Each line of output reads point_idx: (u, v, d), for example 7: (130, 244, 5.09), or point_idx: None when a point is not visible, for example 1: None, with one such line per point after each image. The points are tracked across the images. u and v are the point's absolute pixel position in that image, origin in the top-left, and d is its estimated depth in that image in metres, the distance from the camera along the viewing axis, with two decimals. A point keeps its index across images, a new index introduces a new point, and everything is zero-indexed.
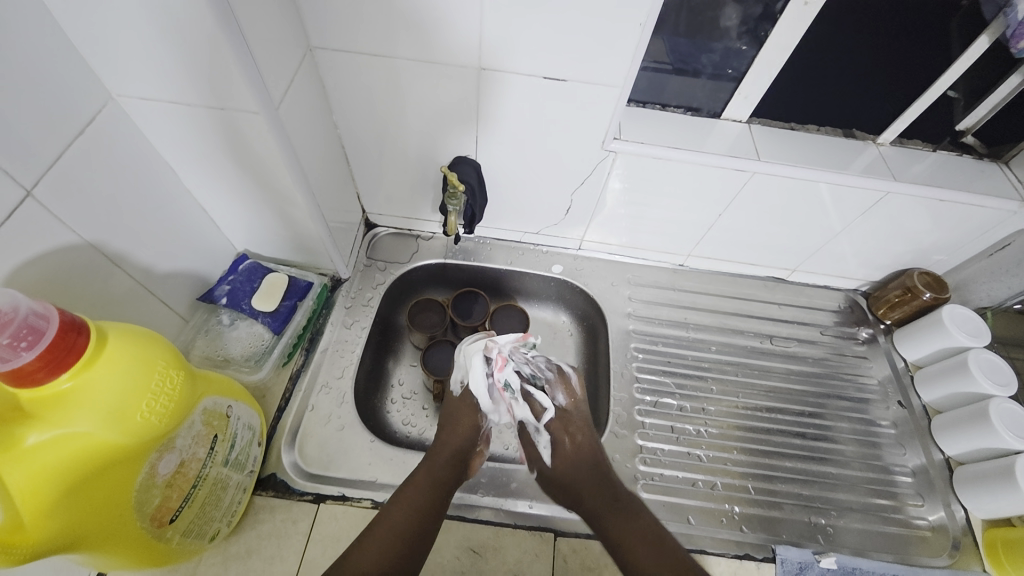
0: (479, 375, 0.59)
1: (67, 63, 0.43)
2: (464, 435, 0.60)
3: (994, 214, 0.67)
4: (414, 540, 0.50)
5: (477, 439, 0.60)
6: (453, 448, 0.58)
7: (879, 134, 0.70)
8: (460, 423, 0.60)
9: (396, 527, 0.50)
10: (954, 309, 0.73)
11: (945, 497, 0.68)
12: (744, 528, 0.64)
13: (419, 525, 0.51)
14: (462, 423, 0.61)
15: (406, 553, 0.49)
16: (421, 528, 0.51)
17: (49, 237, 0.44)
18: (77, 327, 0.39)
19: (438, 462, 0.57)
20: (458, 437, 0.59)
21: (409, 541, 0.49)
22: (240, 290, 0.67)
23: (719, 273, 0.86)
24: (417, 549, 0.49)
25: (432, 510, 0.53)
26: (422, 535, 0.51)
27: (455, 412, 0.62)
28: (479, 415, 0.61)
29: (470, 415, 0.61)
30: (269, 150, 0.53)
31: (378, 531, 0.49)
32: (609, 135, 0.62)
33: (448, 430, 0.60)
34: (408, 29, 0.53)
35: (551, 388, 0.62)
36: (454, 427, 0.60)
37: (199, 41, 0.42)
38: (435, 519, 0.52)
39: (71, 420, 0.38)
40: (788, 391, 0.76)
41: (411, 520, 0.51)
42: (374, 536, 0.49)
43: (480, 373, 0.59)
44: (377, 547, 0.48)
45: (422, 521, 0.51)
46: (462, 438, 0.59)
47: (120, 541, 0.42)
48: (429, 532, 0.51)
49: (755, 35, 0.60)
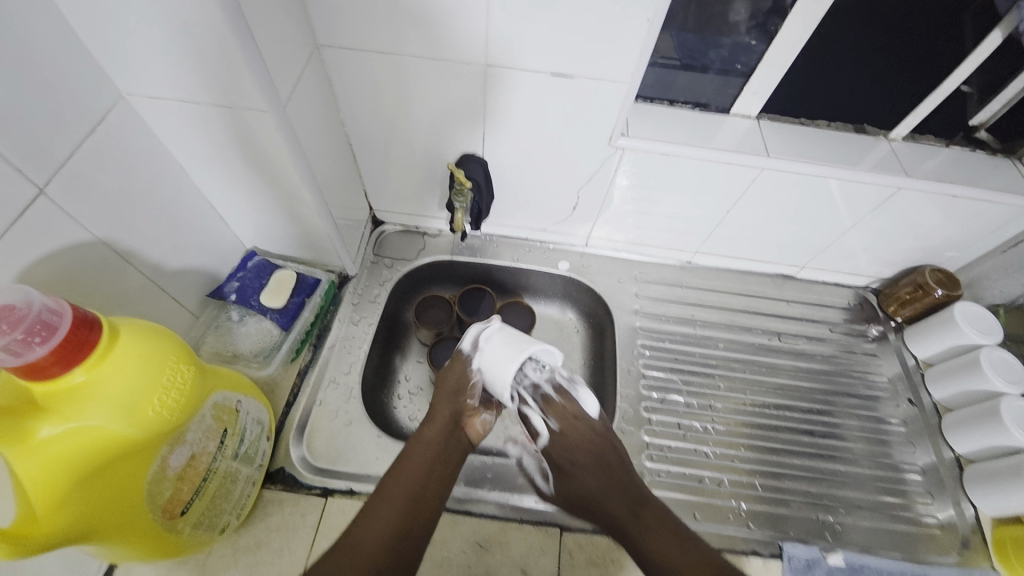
0: (468, 338, 0.60)
1: (78, 60, 0.44)
2: (450, 397, 0.59)
3: (1009, 210, 0.65)
4: (414, 507, 0.51)
5: (467, 401, 0.60)
6: (444, 413, 0.59)
7: (892, 129, 0.68)
8: (448, 385, 0.60)
9: (396, 496, 0.51)
10: (966, 306, 0.72)
11: (956, 495, 0.67)
12: (751, 524, 0.64)
13: (419, 491, 0.52)
14: (448, 390, 0.60)
15: (408, 519, 0.50)
16: (421, 495, 0.52)
17: (62, 233, 0.45)
18: (89, 322, 0.39)
19: (434, 427, 0.58)
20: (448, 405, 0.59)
21: (411, 509, 0.51)
22: (248, 286, 0.68)
23: (727, 270, 0.85)
24: (419, 514, 0.51)
25: (431, 475, 0.54)
26: (424, 503, 0.52)
27: (443, 375, 0.61)
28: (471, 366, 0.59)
29: (462, 371, 0.60)
30: (278, 149, 0.53)
31: (383, 504, 0.51)
32: (616, 131, 0.62)
33: (438, 394, 0.60)
34: (415, 25, 0.53)
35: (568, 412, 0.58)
36: (445, 392, 0.60)
37: (207, 40, 0.42)
38: (436, 483, 0.54)
39: (83, 414, 0.38)
40: (797, 389, 0.76)
41: (411, 487, 0.52)
42: (375, 509, 0.50)
43: (471, 335, 0.59)
44: (377, 520, 0.49)
45: (422, 488, 0.53)
46: (451, 406, 0.59)
47: (132, 532, 0.43)
48: (431, 498, 0.53)
49: (764, 30, 0.60)
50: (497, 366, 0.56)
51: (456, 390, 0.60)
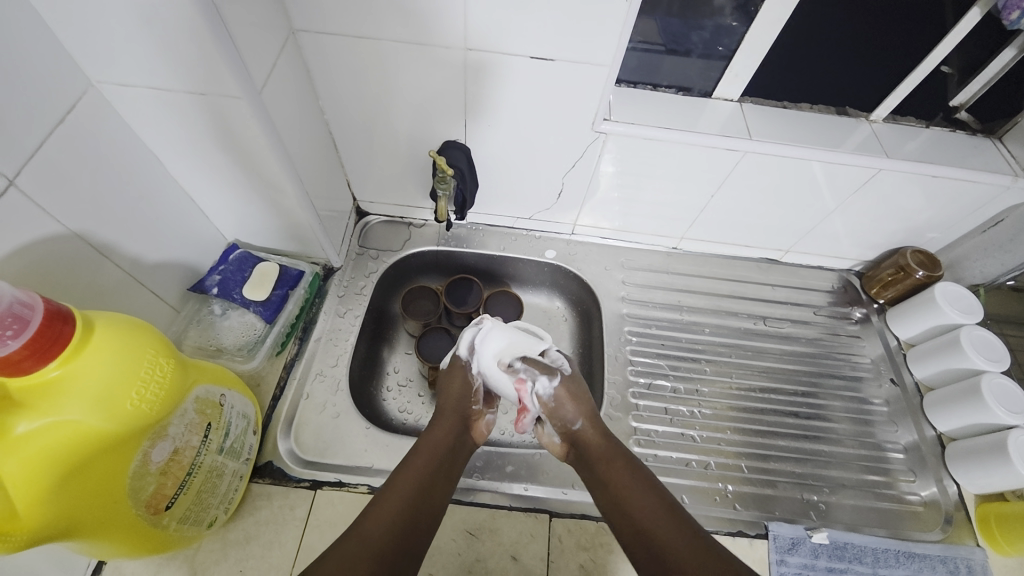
0: (464, 342, 0.63)
1: (45, 47, 0.42)
2: (457, 399, 0.61)
3: (988, 190, 0.66)
4: (422, 501, 0.51)
5: (473, 403, 0.61)
6: (451, 415, 0.59)
7: (870, 111, 0.70)
8: (454, 390, 0.62)
9: (403, 489, 0.51)
10: (947, 287, 0.73)
11: (938, 472, 0.68)
12: (737, 506, 0.64)
13: (426, 486, 0.53)
14: (454, 393, 0.62)
15: (416, 513, 0.50)
16: (428, 490, 0.52)
17: (33, 226, 0.44)
18: (63, 316, 0.39)
19: (442, 428, 0.58)
20: (454, 407, 0.60)
21: (418, 501, 0.51)
22: (231, 279, 0.67)
23: (713, 255, 0.85)
24: (426, 507, 0.51)
25: (439, 472, 0.54)
26: (431, 496, 0.52)
27: (446, 380, 0.63)
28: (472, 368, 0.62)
29: (464, 376, 0.62)
30: (256, 138, 0.52)
31: (391, 495, 0.51)
32: (599, 116, 0.62)
33: (444, 398, 0.61)
34: (395, 11, 0.53)
35: (541, 361, 0.58)
36: (453, 396, 0.61)
37: (178, 25, 0.41)
38: (443, 480, 0.54)
39: (60, 408, 0.38)
40: (783, 371, 0.77)
41: (418, 482, 0.52)
42: (383, 499, 0.50)
43: (466, 340, 0.62)
44: (387, 510, 0.49)
45: (430, 483, 0.53)
46: (456, 409, 0.60)
47: (116, 528, 0.42)
48: (438, 493, 0.53)
49: (745, 11, 0.60)
50: (496, 365, 0.59)
51: (462, 394, 0.61)
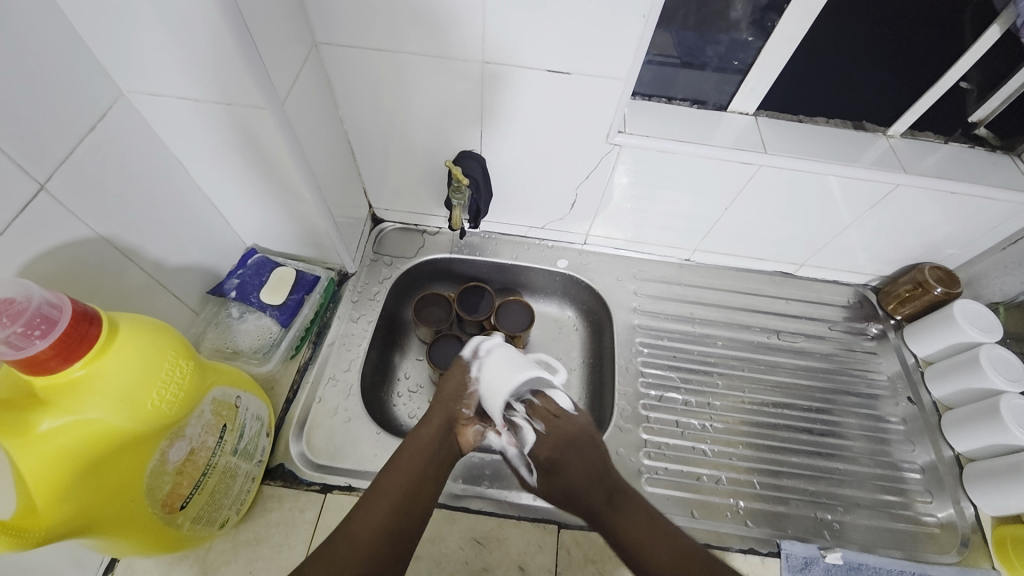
0: (470, 346, 0.62)
1: (79, 59, 0.44)
2: (450, 401, 0.59)
3: (1008, 207, 0.65)
4: (410, 505, 0.51)
5: (463, 408, 0.59)
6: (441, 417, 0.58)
7: (889, 126, 0.69)
8: (448, 392, 0.60)
9: (392, 493, 0.51)
10: (965, 304, 0.72)
11: (955, 494, 0.67)
12: (748, 522, 0.64)
13: (413, 490, 0.52)
14: (447, 394, 0.60)
15: (403, 518, 0.50)
16: (415, 494, 0.52)
17: (63, 230, 0.45)
18: (89, 317, 0.40)
19: (430, 429, 0.57)
20: (444, 409, 0.58)
21: (407, 505, 0.51)
22: (248, 283, 0.68)
23: (726, 268, 0.85)
24: (415, 510, 0.51)
25: (427, 476, 0.54)
26: (418, 500, 0.52)
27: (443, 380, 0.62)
28: (470, 374, 0.61)
29: (462, 378, 0.61)
30: (277, 147, 0.53)
31: (378, 500, 0.51)
32: (614, 128, 0.62)
33: (437, 400, 0.60)
34: (415, 25, 0.54)
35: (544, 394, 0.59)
36: (444, 397, 0.59)
37: (206, 38, 0.43)
38: (431, 483, 0.54)
39: (83, 407, 0.39)
40: (796, 386, 0.76)
41: (406, 485, 0.52)
42: (373, 504, 0.50)
43: (472, 344, 0.62)
44: (375, 515, 0.49)
45: (418, 486, 0.53)
46: (447, 411, 0.58)
47: (131, 526, 0.43)
48: (426, 497, 0.53)
49: (761, 25, 0.60)
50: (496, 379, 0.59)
51: (455, 398, 0.60)
